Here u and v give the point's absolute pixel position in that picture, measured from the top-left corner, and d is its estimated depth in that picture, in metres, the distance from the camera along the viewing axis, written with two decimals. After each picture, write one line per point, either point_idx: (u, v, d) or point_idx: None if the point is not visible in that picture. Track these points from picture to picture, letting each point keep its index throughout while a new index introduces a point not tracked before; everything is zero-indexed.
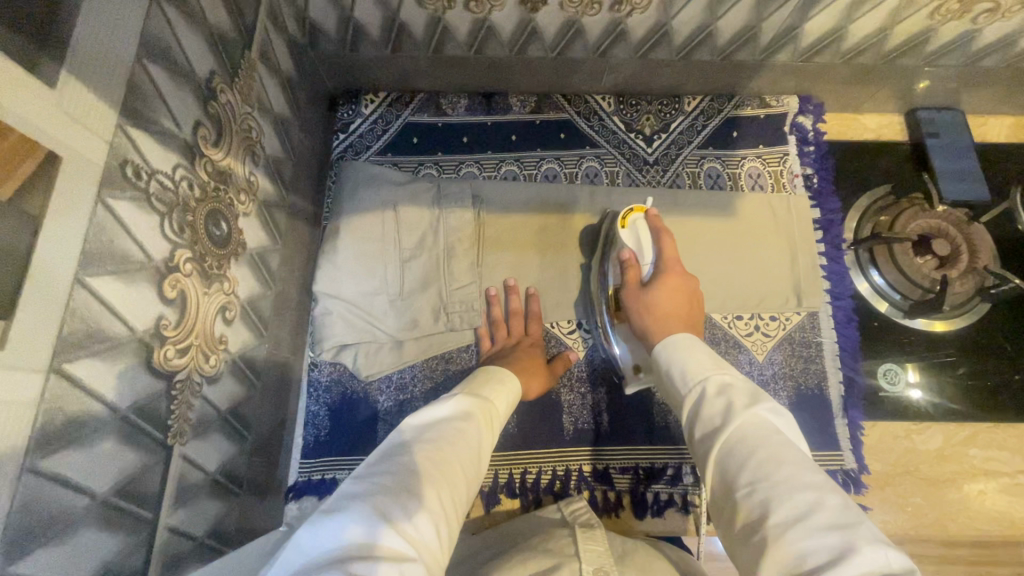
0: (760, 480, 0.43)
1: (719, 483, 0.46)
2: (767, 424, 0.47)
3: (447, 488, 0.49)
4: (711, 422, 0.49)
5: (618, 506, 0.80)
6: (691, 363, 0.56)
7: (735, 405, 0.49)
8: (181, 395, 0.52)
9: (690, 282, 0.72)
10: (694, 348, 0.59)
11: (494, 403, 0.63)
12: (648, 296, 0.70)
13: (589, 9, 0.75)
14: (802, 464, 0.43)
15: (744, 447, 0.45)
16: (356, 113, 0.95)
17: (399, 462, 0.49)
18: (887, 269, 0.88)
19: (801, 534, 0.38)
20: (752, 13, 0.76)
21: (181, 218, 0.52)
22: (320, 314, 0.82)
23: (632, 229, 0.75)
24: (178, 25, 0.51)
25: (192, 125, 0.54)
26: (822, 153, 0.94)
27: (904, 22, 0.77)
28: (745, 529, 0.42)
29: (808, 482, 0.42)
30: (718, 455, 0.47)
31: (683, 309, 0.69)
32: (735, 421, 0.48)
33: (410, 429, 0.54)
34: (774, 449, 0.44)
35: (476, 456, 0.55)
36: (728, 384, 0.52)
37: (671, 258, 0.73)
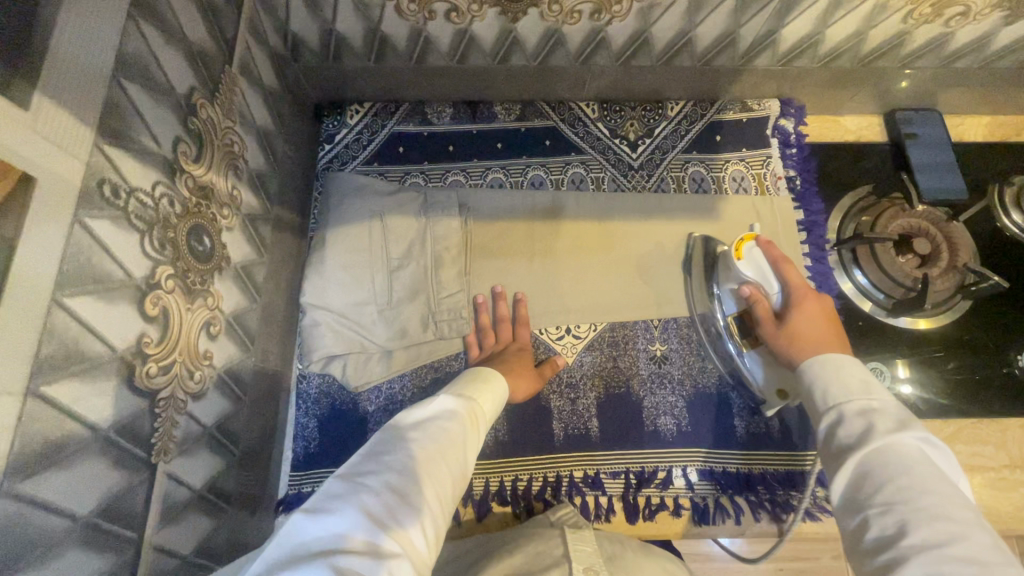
0: (896, 502, 0.43)
1: (848, 497, 0.48)
2: (915, 454, 0.46)
3: (433, 486, 0.49)
4: (848, 440, 0.51)
5: (611, 511, 0.80)
6: (834, 385, 0.57)
7: (882, 427, 0.49)
8: (166, 412, 0.52)
9: (825, 305, 0.73)
10: (842, 366, 0.59)
11: (480, 400, 0.63)
12: (792, 321, 0.71)
13: (569, 18, 0.76)
14: (952, 498, 0.43)
15: (885, 469, 0.46)
16: (341, 124, 0.95)
17: (386, 461, 0.49)
18: (869, 269, 0.89)
19: (935, 560, 0.39)
20: (730, 20, 0.77)
21: (162, 235, 0.52)
22: (308, 326, 0.82)
23: (750, 260, 0.74)
24: (156, 42, 0.51)
25: (172, 141, 0.54)
26: (804, 155, 0.96)
27: (879, 26, 0.79)
28: (872, 545, 0.43)
29: (958, 517, 0.41)
30: (855, 471, 0.48)
31: (829, 333, 0.69)
32: (876, 442, 0.48)
33: (397, 427, 0.54)
34: (920, 476, 0.44)
35: (465, 452, 0.55)
36: (875, 409, 0.52)
37: (801, 285, 0.73)
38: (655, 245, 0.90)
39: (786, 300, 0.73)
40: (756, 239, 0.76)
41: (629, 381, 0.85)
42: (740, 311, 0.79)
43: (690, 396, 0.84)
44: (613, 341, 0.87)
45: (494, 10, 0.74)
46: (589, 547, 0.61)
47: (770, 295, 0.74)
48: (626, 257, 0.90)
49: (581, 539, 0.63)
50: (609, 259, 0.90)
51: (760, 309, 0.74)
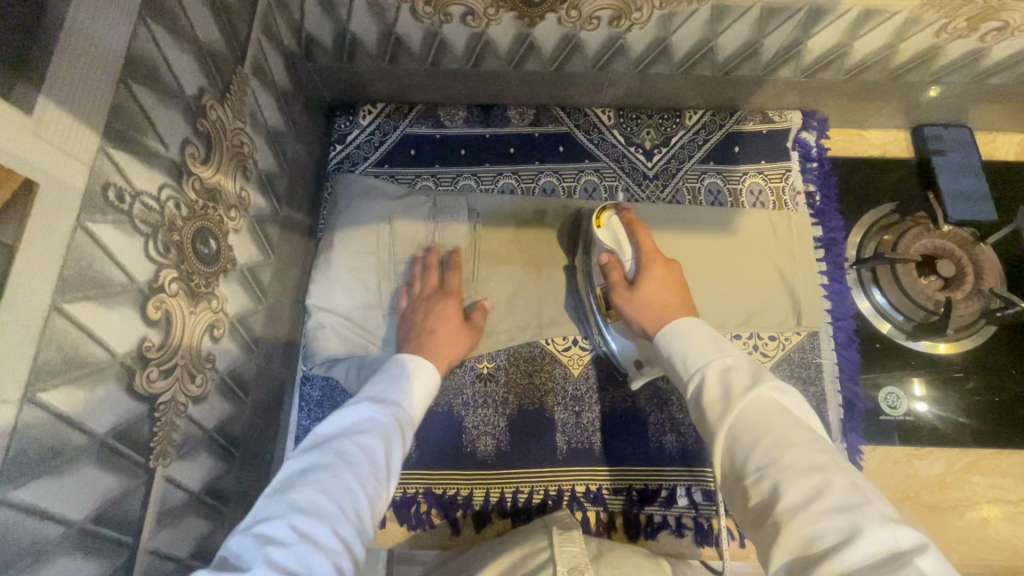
0: (767, 465, 0.45)
1: (728, 464, 0.49)
2: (771, 408, 0.50)
3: (348, 520, 0.50)
4: (714, 410, 0.52)
5: (612, 528, 0.78)
6: (691, 351, 0.58)
7: (738, 388, 0.52)
8: (166, 416, 0.52)
9: (674, 269, 0.73)
10: (694, 331, 0.61)
11: (404, 407, 0.64)
12: (641, 288, 0.69)
13: (587, 24, 0.74)
14: (806, 445, 0.46)
15: (750, 434, 0.48)
16: (354, 124, 0.94)
17: (290, 501, 0.50)
18: (889, 289, 0.86)
19: (810, 518, 0.41)
20: (753, 31, 0.74)
21: (167, 238, 0.52)
22: (313, 328, 0.81)
23: (607, 228, 0.75)
24: (167, 45, 0.51)
25: (180, 144, 0.54)
26: (825, 169, 0.93)
27: (909, 40, 0.76)
28: (757, 512, 0.45)
29: (816, 465, 0.44)
30: (726, 439, 0.50)
31: (677, 294, 0.69)
32: (739, 406, 0.50)
33: (302, 459, 0.55)
34: (779, 432, 0.47)
35: (382, 473, 0.56)
36: (731, 367, 0.54)
37: (651, 250, 0.73)
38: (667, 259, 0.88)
39: (636, 266, 0.73)
40: (615, 210, 0.77)
41: (635, 395, 0.83)
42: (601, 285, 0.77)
43: None
44: None
45: (510, 15, 0.72)
46: (577, 547, 0.59)
47: (624, 262, 0.74)
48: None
49: (571, 539, 0.61)
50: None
51: (615, 276, 0.73)
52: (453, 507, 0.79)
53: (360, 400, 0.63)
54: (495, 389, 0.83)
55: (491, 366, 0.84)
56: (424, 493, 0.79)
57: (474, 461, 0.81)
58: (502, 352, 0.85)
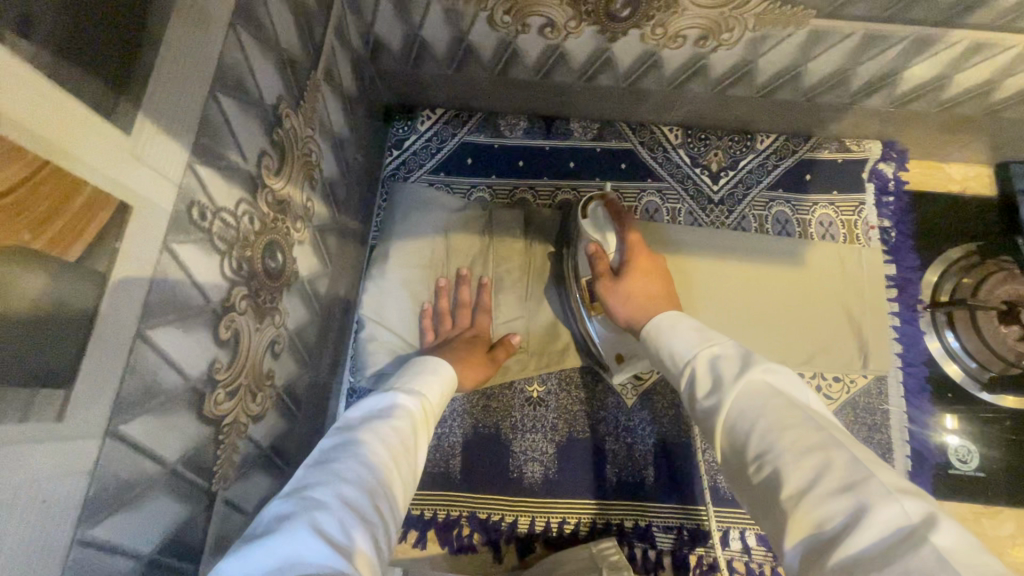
0: (764, 453, 0.40)
1: (729, 453, 0.44)
2: (763, 390, 0.44)
3: (385, 496, 0.51)
4: (707, 401, 0.47)
5: (660, 567, 0.75)
6: (679, 343, 0.54)
7: (728, 375, 0.46)
8: (228, 439, 0.50)
9: (655, 262, 0.70)
10: (677, 322, 0.57)
11: (426, 395, 0.65)
12: (627, 283, 0.66)
13: (671, 42, 0.70)
14: (805, 423, 0.40)
15: (745, 420, 0.43)
16: (411, 130, 0.92)
17: (333, 470, 0.50)
18: (965, 334, 0.82)
19: (812, 503, 0.35)
20: (848, 58, 0.70)
21: (240, 255, 0.50)
22: (363, 340, 0.80)
23: (593, 219, 0.71)
24: (253, 53, 0.49)
25: (257, 156, 0.51)
26: (901, 204, 0.89)
27: (1017, 76, 0.71)
28: (763, 502, 0.39)
29: (815, 444, 0.38)
30: (723, 428, 0.44)
31: (659, 288, 0.67)
32: (732, 395, 0.45)
33: (340, 435, 0.55)
34: (772, 414, 0.41)
35: (411, 457, 0.57)
36: (721, 355, 0.49)
37: (636, 242, 0.69)
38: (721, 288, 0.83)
39: (621, 257, 0.69)
40: (603, 200, 0.73)
41: (690, 431, 0.80)
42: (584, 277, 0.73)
43: None
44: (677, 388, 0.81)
45: (592, 29, 0.69)
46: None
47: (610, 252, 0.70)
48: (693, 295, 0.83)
49: None
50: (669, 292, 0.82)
51: (601, 270, 0.68)
52: (496, 533, 0.76)
53: (389, 386, 0.64)
54: (545, 414, 0.81)
55: (542, 390, 0.82)
56: (468, 516, 0.77)
57: (519, 485, 0.78)
58: (553, 376, 0.82)
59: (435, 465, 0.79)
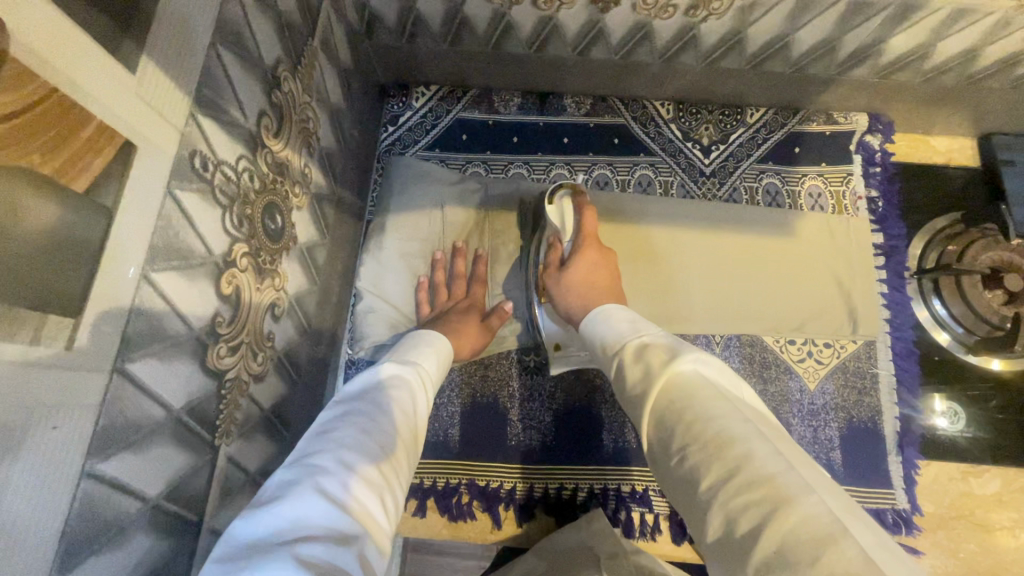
0: (688, 445, 0.42)
1: (654, 443, 0.46)
2: (691, 381, 0.46)
3: (387, 460, 0.53)
4: (636, 390, 0.49)
5: (655, 529, 0.76)
6: (611, 334, 0.56)
7: (658, 364, 0.48)
8: (230, 394, 0.51)
9: (610, 256, 0.72)
10: (611, 316, 0.59)
11: (423, 363, 0.66)
12: (570, 270, 0.69)
13: (662, 12, 0.71)
14: (726, 415, 0.43)
15: (674, 412, 0.45)
16: (407, 106, 0.93)
17: (334, 438, 0.52)
18: (951, 300, 0.84)
19: (729, 497, 0.38)
20: (835, 27, 0.72)
21: (241, 212, 0.50)
22: (361, 311, 0.80)
23: (557, 206, 0.76)
24: (253, 12, 0.49)
25: (257, 115, 0.52)
26: (888, 175, 0.91)
27: (998, 43, 0.73)
28: (684, 493, 0.42)
29: (736, 437, 0.41)
30: (652, 417, 0.47)
31: (605, 280, 0.68)
32: (660, 386, 0.47)
33: (341, 405, 0.57)
34: (700, 406, 0.44)
35: (412, 421, 0.59)
36: (648, 346, 0.52)
37: (591, 234, 0.73)
38: (702, 260, 0.85)
39: (573, 247, 0.73)
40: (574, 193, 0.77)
41: None
42: (540, 266, 0.77)
43: None
44: None
45: None
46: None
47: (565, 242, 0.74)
48: (668, 270, 0.84)
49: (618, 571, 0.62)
50: (657, 263, 0.84)
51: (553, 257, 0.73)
52: (495, 500, 0.77)
53: (386, 357, 0.66)
54: (542, 382, 0.82)
55: (538, 359, 0.83)
56: (467, 484, 0.78)
57: (517, 452, 0.79)
58: None
59: (434, 435, 0.80)
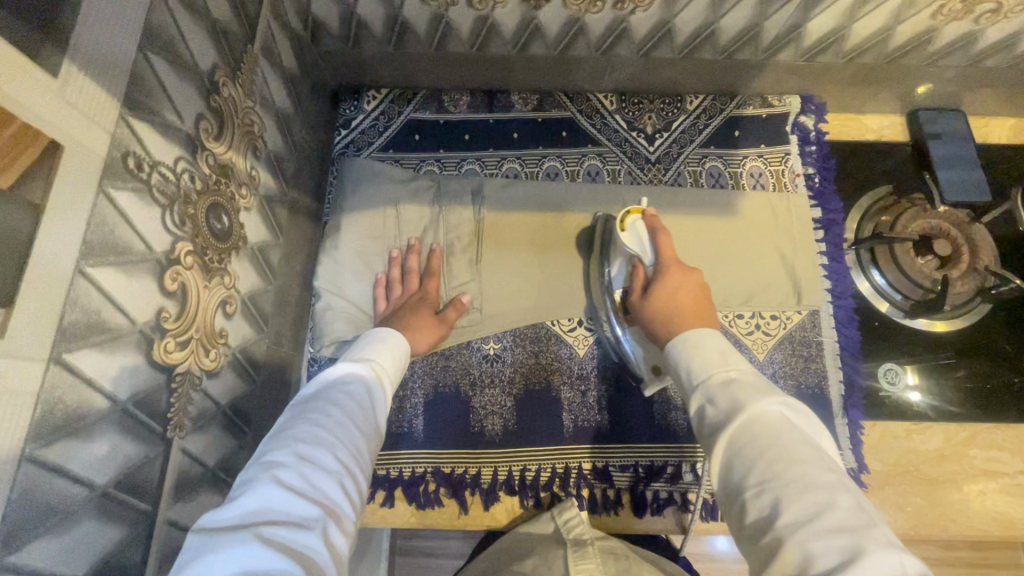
0: (770, 482, 0.46)
1: (728, 476, 0.50)
2: (776, 422, 0.50)
3: (346, 450, 0.55)
4: (718, 420, 0.53)
5: (617, 504, 0.79)
6: (697, 363, 0.59)
7: (746, 400, 0.53)
8: (182, 388, 0.52)
9: (694, 275, 0.73)
10: (700, 342, 0.61)
11: (380, 361, 0.68)
12: (655, 298, 0.71)
13: (592, 6, 0.75)
14: (814, 464, 0.46)
15: (754, 447, 0.49)
16: (359, 110, 0.95)
17: (290, 436, 0.54)
18: (888, 269, 0.88)
19: (809, 534, 0.41)
20: (755, 13, 0.76)
21: (183, 211, 0.52)
22: (321, 310, 0.82)
23: (631, 232, 0.75)
24: (184, 21, 0.52)
25: (195, 118, 0.54)
26: (823, 152, 0.95)
27: (907, 22, 0.78)
28: (754, 527, 0.45)
29: (819, 482, 0.45)
30: (727, 450, 0.51)
31: (691, 304, 0.70)
32: (742, 419, 0.51)
33: (298, 405, 0.59)
34: (783, 447, 0.48)
35: (371, 414, 0.61)
36: (736, 383, 0.55)
37: (670, 256, 0.73)
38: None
39: (654, 269, 0.74)
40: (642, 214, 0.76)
41: None
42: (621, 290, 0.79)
43: None
44: None
45: None
46: (593, 564, 0.67)
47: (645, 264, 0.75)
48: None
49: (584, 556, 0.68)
50: None
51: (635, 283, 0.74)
52: (461, 486, 0.79)
53: (344, 358, 0.68)
54: (502, 369, 0.84)
55: (497, 347, 0.85)
56: (433, 473, 0.80)
57: (480, 438, 0.81)
58: (508, 334, 0.86)
59: (398, 426, 0.82)
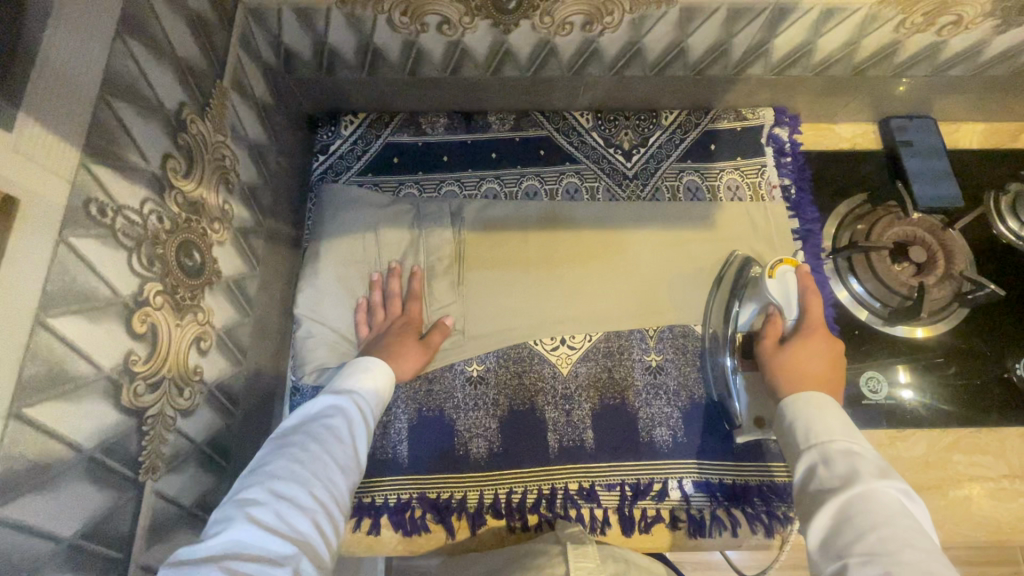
0: (879, 554, 0.48)
1: (830, 538, 0.52)
2: (893, 504, 0.52)
3: (324, 485, 0.55)
4: (831, 484, 0.56)
5: (602, 526, 0.78)
6: (817, 424, 0.63)
7: (866, 475, 0.55)
8: (154, 431, 0.51)
9: (835, 347, 0.75)
10: (827, 410, 0.64)
11: (364, 393, 0.68)
12: (785, 356, 0.74)
13: (560, 29, 0.76)
14: (930, 554, 0.48)
15: (865, 520, 0.51)
16: (336, 135, 0.95)
17: (267, 471, 0.54)
18: (866, 278, 0.88)
19: None
20: (721, 31, 0.77)
21: (151, 252, 0.52)
22: (302, 338, 0.82)
23: (780, 280, 0.78)
24: (147, 62, 0.52)
25: (161, 157, 0.54)
26: (799, 163, 0.95)
27: (871, 35, 0.79)
28: None
29: (936, 572, 0.46)
30: (834, 513, 0.54)
31: (821, 371, 0.72)
32: (856, 492, 0.53)
33: (278, 439, 0.59)
34: (898, 528, 0.49)
35: (352, 447, 0.61)
36: (856, 455, 0.58)
37: (815, 320, 0.76)
38: (619, 261, 0.90)
39: (798, 327, 0.77)
40: (795, 267, 0.79)
41: (624, 391, 0.84)
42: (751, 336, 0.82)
43: (687, 406, 0.83)
44: (608, 352, 0.86)
45: (486, 22, 0.75)
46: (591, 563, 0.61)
47: (787, 316, 0.78)
48: (593, 276, 0.89)
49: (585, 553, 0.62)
50: (591, 268, 0.89)
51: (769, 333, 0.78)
52: (447, 511, 0.79)
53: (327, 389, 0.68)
54: (486, 391, 0.84)
55: (481, 369, 0.85)
56: (419, 498, 0.79)
57: (466, 462, 0.81)
58: (491, 354, 0.85)
59: (383, 453, 0.81)
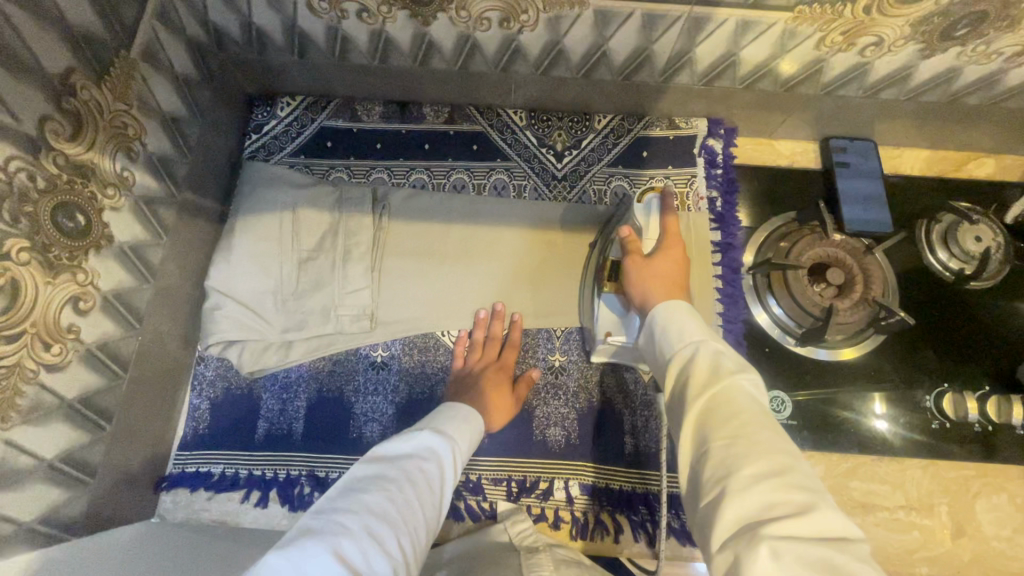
0: (734, 440, 0.45)
1: (693, 432, 0.48)
2: (749, 389, 0.50)
3: (407, 528, 0.49)
4: (696, 383, 0.51)
5: (491, 518, 0.78)
6: (687, 328, 0.58)
7: (725, 370, 0.51)
8: (6, 382, 0.54)
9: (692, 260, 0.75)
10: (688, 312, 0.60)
11: (458, 441, 0.64)
12: (651, 265, 0.70)
13: (479, 24, 0.77)
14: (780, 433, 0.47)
15: (726, 408, 0.48)
16: (271, 116, 0.96)
17: (366, 501, 0.49)
18: (783, 298, 0.87)
19: (766, 492, 0.41)
20: (640, 37, 0.77)
21: (16, 208, 0.54)
22: (208, 309, 0.82)
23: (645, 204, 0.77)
24: (24, 25, 0.54)
25: (39, 120, 0.56)
26: (729, 176, 0.95)
27: (794, 51, 0.78)
28: (709, 483, 0.44)
29: (785, 449, 0.45)
30: (699, 409, 0.49)
31: (679, 280, 0.70)
32: (719, 385, 0.49)
33: (374, 466, 0.55)
34: (755, 414, 0.47)
35: (439, 495, 0.55)
36: (720, 351, 0.54)
37: (675, 236, 0.75)
38: (532, 259, 0.90)
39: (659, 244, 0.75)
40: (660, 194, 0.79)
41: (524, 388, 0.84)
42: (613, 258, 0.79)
43: (585, 409, 0.83)
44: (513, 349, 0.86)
45: (404, 13, 0.75)
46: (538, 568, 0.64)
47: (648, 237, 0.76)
48: (505, 272, 0.89)
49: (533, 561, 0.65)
50: (508, 265, 0.90)
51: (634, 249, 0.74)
52: None
53: (426, 425, 0.64)
54: (387, 377, 0.85)
55: (385, 354, 0.86)
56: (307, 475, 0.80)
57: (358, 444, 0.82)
58: (397, 341, 0.87)
59: (278, 430, 0.83)
